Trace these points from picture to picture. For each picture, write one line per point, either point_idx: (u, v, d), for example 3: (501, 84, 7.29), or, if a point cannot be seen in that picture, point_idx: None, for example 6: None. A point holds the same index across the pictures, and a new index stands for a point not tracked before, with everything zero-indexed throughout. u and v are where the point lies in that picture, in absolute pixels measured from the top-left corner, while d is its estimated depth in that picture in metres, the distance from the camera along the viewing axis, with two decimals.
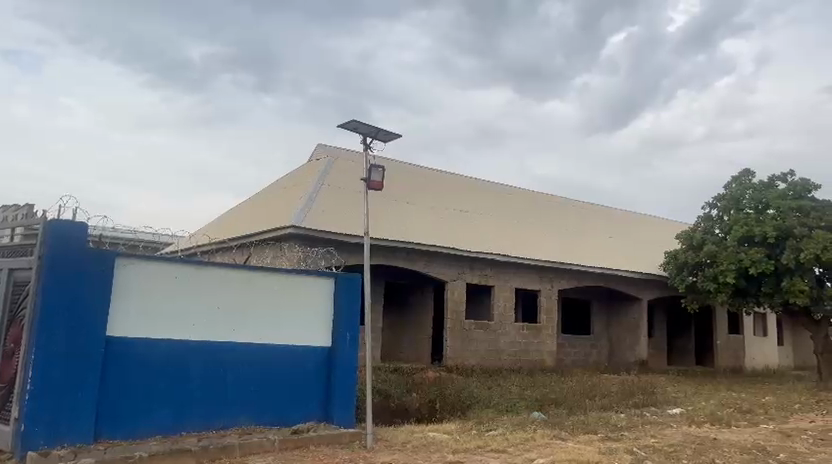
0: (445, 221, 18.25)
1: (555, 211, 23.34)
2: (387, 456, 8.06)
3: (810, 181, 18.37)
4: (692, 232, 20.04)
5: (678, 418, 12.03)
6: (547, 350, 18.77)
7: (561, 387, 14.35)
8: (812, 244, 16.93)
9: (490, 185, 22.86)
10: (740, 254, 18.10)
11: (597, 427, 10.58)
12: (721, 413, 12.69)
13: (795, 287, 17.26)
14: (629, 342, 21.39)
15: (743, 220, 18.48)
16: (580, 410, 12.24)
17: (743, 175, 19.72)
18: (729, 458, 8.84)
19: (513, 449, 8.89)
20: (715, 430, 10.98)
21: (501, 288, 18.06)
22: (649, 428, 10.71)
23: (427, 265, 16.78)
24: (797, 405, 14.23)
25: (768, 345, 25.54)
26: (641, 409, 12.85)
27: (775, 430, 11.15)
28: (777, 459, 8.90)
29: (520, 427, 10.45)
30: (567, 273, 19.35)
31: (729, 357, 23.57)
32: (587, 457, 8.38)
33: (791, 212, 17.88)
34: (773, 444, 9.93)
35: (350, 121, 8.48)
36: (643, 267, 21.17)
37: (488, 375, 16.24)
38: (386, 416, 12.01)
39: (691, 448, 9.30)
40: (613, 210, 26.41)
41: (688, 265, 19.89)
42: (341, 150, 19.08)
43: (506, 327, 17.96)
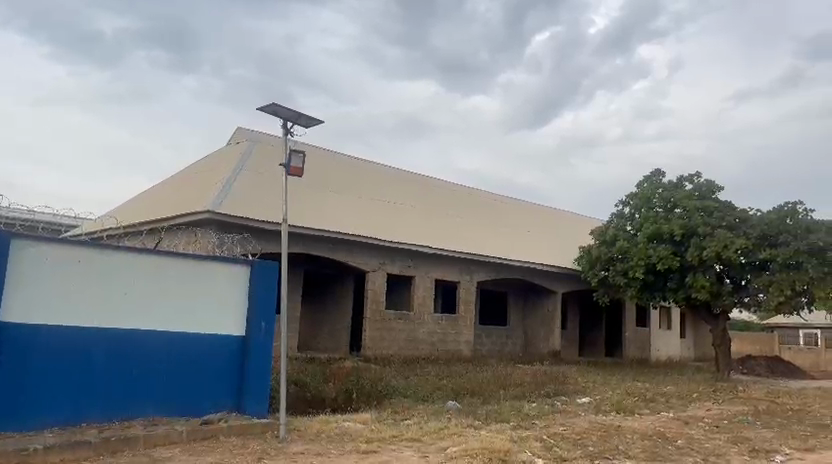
0: (367, 211, 18.18)
1: (476, 204, 23.75)
2: (300, 446, 7.96)
3: (715, 183, 19.44)
4: (606, 229, 20.83)
5: (586, 407, 12.48)
6: (465, 340, 19.05)
7: (476, 377, 14.61)
8: (713, 242, 17.89)
9: (412, 176, 22.96)
10: (649, 250, 18.95)
11: (509, 416, 10.85)
12: (626, 402, 13.28)
13: (698, 282, 18.21)
14: (543, 334, 22.04)
15: (653, 218, 19.36)
16: (494, 399, 12.52)
17: (654, 175, 20.66)
18: (631, 444, 9.24)
19: (426, 438, 8.97)
20: (620, 418, 11.47)
21: (421, 279, 18.18)
22: (558, 417, 11.05)
23: (347, 255, 16.66)
24: (695, 394, 15.09)
25: (672, 337, 26.91)
26: (552, 398, 13.26)
27: (675, 418, 11.76)
28: (675, 445, 9.37)
29: (435, 416, 10.55)
30: (486, 265, 19.70)
31: (636, 349, 24.69)
32: (498, 445, 8.55)
33: (697, 212, 18.88)
34: (672, 431, 10.47)
35: (270, 105, 8.29)
36: (558, 261, 21.83)
37: (405, 365, 16.35)
38: (301, 406, 11.89)
39: (597, 435, 9.67)
40: (532, 205, 27.11)
41: (601, 260, 20.63)
42: (262, 135, 18.67)
43: (425, 317, 18.11)
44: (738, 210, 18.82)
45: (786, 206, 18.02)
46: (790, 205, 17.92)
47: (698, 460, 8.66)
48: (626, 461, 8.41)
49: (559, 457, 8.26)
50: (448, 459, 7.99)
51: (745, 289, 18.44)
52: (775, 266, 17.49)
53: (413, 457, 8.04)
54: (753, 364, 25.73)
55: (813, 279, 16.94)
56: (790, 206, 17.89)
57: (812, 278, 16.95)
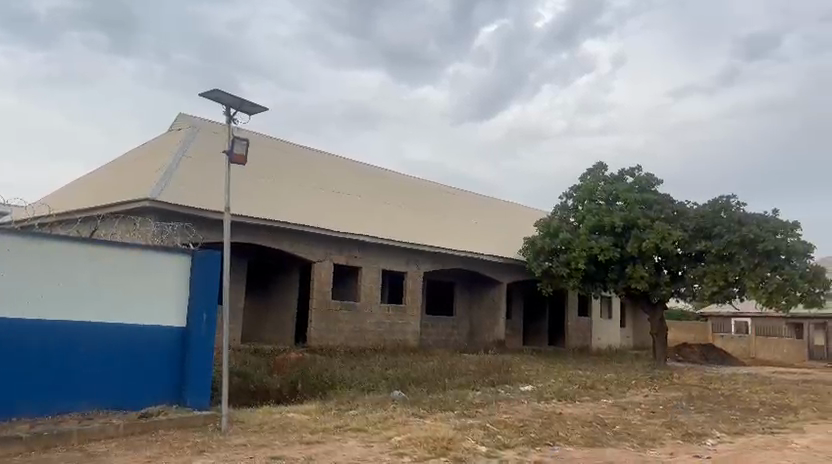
0: (313, 202, 18.03)
1: (423, 194, 23.83)
2: (242, 438, 7.85)
3: (654, 177, 20.02)
4: (549, 221, 21.17)
5: (529, 395, 12.72)
6: (411, 330, 19.12)
7: (422, 367, 14.70)
8: (652, 235, 18.47)
9: (358, 166, 22.87)
10: (591, 241, 19.37)
11: (454, 404, 10.95)
12: (567, 389, 13.59)
13: (637, 274, 18.80)
14: (488, 323, 22.34)
15: (596, 210, 19.81)
16: (439, 388, 12.62)
17: (597, 168, 21.14)
18: (571, 430, 9.47)
19: (371, 428, 8.99)
20: (561, 405, 11.74)
21: (368, 269, 18.14)
22: (502, 405, 11.25)
23: (293, 245, 16.48)
24: (634, 381, 15.57)
25: (612, 326, 27.66)
26: (496, 386, 13.46)
27: (613, 404, 12.12)
28: (613, 431, 9.66)
29: (380, 406, 10.56)
30: (432, 256, 19.79)
31: (578, 337, 25.30)
32: (442, 434, 8.63)
33: (636, 205, 19.42)
34: (611, 417, 10.79)
35: (212, 91, 8.10)
36: (504, 252, 22.14)
37: (351, 355, 16.30)
38: (245, 397, 11.73)
39: (539, 422, 9.86)
40: (478, 196, 27.38)
41: (545, 251, 21.01)
42: (204, 121, 18.23)
43: (371, 307, 18.10)
44: (675, 204, 19.59)
45: (720, 200, 18.67)
46: (723, 199, 18.61)
47: (635, 444, 8.95)
48: (566, 447, 8.61)
49: (502, 444, 8.40)
50: (392, 448, 8.03)
51: (681, 280, 19.11)
52: (710, 258, 18.25)
53: (358, 446, 8.04)
54: (689, 351, 26.70)
55: (744, 270, 17.53)
56: (724, 200, 18.59)
57: (743, 268, 17.55)
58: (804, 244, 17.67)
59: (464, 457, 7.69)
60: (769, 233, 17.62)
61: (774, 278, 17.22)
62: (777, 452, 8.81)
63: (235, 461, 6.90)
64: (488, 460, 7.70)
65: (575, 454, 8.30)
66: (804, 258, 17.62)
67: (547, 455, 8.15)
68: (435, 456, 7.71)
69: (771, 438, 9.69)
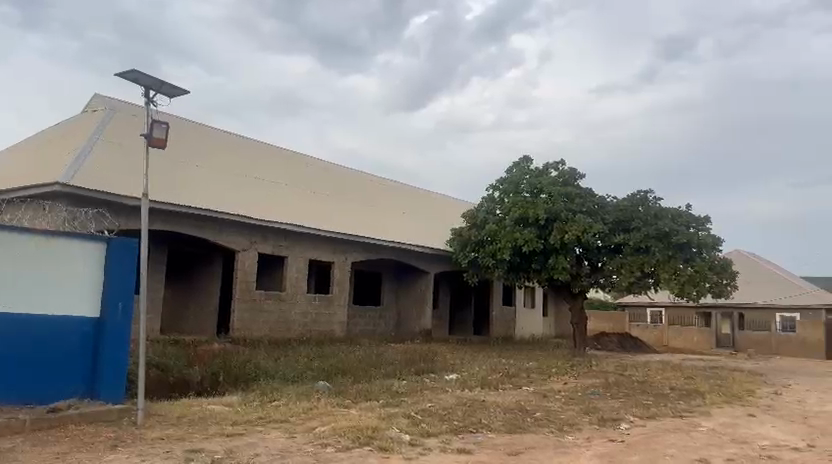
0: (238, 189, 17.64)
1: (350, 184, 23.72)
2: (160, 431, 7.62)
3: (577, 171, 20.62)
4: (476, 213, 21.58)
5: (454, 383, 12.91)
6: (338, 320, 19.01)
7: (348, 357, 14.65)
8: (574, 227, 19.00)
9: (284, 153, 22.54)
10: (516, 233, 19.78)
11: (379, 394, 10.97)
12: (490, 378, 13.85)
13: (560, 265, 19.36)
14: (415, 313, 22.49)
15: (521, 202, 20.20)
16: (365, 378, 12.60)
17: (523, 161, 21.59)
18: (494, 418, 9.67)
19: (295, 419, 8.89)
20: (484, 393, 11.97)
21: (294, 259, 17.89)
22: (426, 394, 11.35)
23: (216, 234, 16.06)
24: (555, 369, 16.05)
25: (535, 315, 28.39)
26: (421, 375, 13.59)
27: (534, 391, 12.46)
28: (534, 418, 9.91)
29: (304, 397, 10.46)
30: (360, 245, 19.69)
31: (502, 327, 25.85)
32: (366, 423, 8.65)
33: (560, 198, 19.95)
34: (532, 404, 11.07)
35: (130, 71, 7.76)
36: (431, 242, 22.32)
37: (276, 346, 16.08)
38: (163, 391, 11.36)
39: (462, 410, 10.00)
40: (405, 187, 27.51)
41: (472, 242, 21.32)
42: (122, 103, 17.47)
43: (297, 297, 17.89)
44: (596, 197, 20.26)
45: (638, 194, 19.48)
46: (641, 194, 19.46)
47: (554, 430, 9.24)
48: (489, 434, 8.79)
49: (425, 433, 8.48)
50: (316, 439, 7.98)
51: (601, 271, 19.82)
52: (628, 250, 18.91)
53: (281, 438, 7.94)
54: (607, 340, 27.73)
55: (659, 261, 18.31)
56: (642, 195, 19.45)
57: (658, 260, 18.32)
58: (714, 237, 18.76)
59: (388, 445, 7.74)
60: (682, 227, 18.62)
61: (687, 269, 18.18)
62: (684, 434, 9.30)
63: (152, 455, 6.68)
64: (412, 448, 7.78)
65: (497, 440, 8.48)
66: (714, 250, 18.69)
67: (470, 442, 8.29)
68: (358, 446, 7.73)
69: (680, 422, 10.21)
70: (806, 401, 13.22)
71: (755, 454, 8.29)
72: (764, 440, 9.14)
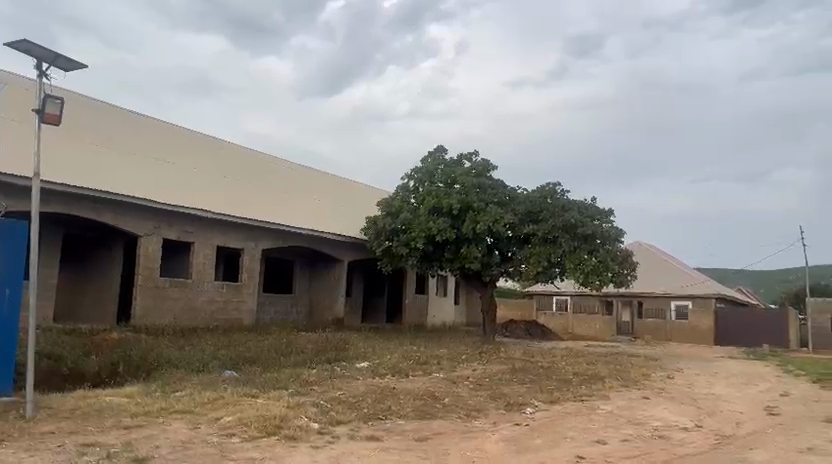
0: (141, 172, 16.88)
1: (262, 169, 23.23)
2: (50, 425, 7.18)
3: (490, 163, 21.01)
4: (391, 201, 21.64)
5: (365, 371, 12.90)
6: (247, 309, 18.56)
7: (256, 345, 14.37)
8: (486, 217, 19.40)
9: (191, 135, 21.72)
10: (429, 222, 19.96)
11: (288, 383, 10.81)
12: (401, 365, 13.93)
13: (471, 254, 19.72)
14: (328, 301, 22.30)
15: (435, 192, 20.40)
16: (274, 367, 12.38)
17: (437, 151, 21.78)
18: (403, 405, 9.74)
19: (200, 409, 8.61)
20: (394, 380, 12.04)
21: (201, 245, 17.31)
22: (336, 382, 11.27)
23: (117, 218, 15.30)
24: (464, 356, 16.34)
25: (446, 303, 28.81)
26: (332, 363, 13.49)
27: (444, 378, 12.64)
28: (443, 404, 10.06)
29: (209, 387, 10.14)
30: (271, 232, 19.27)
31: (414, 315, 26.07)
32: (274, 413, 8.50)
33: (472, 189, 20.29)
34: (441, 390, 11.25)
35: (20, 42, 7.22)
36: (345, 230, 22.16)
37: (180, 335, 15.52)
38: (55, 382, 10.72)
39: (372, 398, 10.01)
40: (319, 174, 27.21)
41: (385, 231, 21.32)
42: (12, 76, 16.28)
43: (203, 285, 17.33)
44: (508, 188, 20.72)
45: (547, 186, 20.10)
46: (550, 186, 20.07)
47: (462, 416, 9.42)
48: (398, 421, 8.84)
49: (334, 421, 8.43)
50: (220, 429, 7.77)
51: (510, 261, 20.32)
52: (536, 240, 19.47)
53: (183, 429, 7.68)
54: (515, 327, 28.56)
55: (565, 252, 18.96)
56: (551, 187, 20.06)
57: (564, 251, 18.96)
58: (616, 229, 19.60)
59: (295, 434, 7.63)
60: (587, 219, 19.34)
61: (591, 259, 18.92)
62: (584, 417, 9.72)
63: (41, 450, 6.30)
64: (320, 437, 7.71)
65: (405, 427, 8.54)
66: (616, 242, 19.54)
67: (379, 429, 8.31)
68: (265, 436, 7.57)
69: (581, 405, 10.65)
70: (695, 384, 14.11)
71: (649, 435, 8.77)
72: (657, 421, 9.68)
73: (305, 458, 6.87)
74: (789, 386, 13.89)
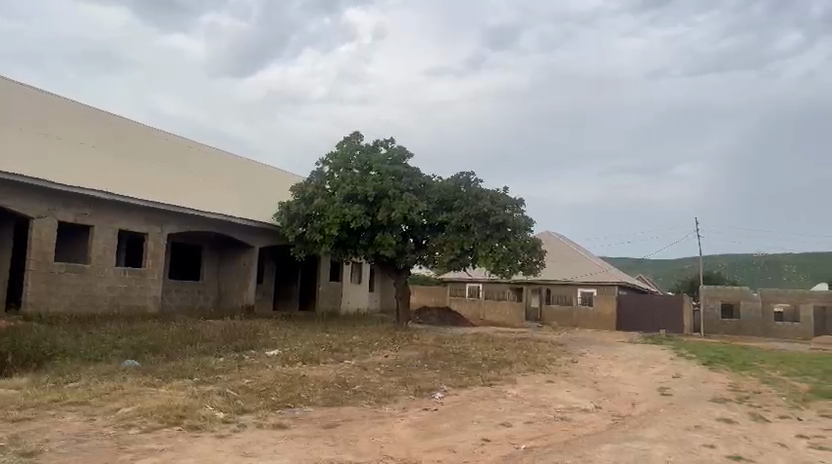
0: (36, 149, 15.87)
1: (169, 150, 22.33)
2: None
3: (406, 150, 21.07)
4: (306, 187, 21.35)
5: (274, 359, 12.67)
6: (151, 295, 17.86)
7: (160, 334, 13.85)
8: (401, 205, 19.47)
9: (90, 111, 20.58)
10: (344, 209, 19.84)
11: (192, 371, 10.49)
12: (313, 352, 13.78)
13: (386, 241, 19.69)
14: (238, 287, 21.78)
15: (350, 179, 20.27)
16: (178, 356, 11.95)
17: (354, 137, 21.63)
18: (313, 392, 9.66)
19: (96, 400, 8.21)
20: (304, 368, 11.90)
21: (101, 229, 16.47)
22: (244, 370, 11.02)
23: (6, 198, 14.32)
24: (376, 342, 16.36)
25: (361, 291, 28.78)
26: (241, 352, 13.19)
27: (355, 365, 12.63)
28: (354, 390, 10.05)
29: (107, 377, 9.69)
30: (178, 217, 18.57)
31: (328, 302, 25.89)
32: (176, 402, 8.22)
33: (388, 176, 20.29)
34: (352, 377, 11.24)
35: None
36: (257, 215, 21.65)
37: (77, 323, 14.73)
38: None
39: (280, 386, 9.87)
40: (230, 158, 26.45)
41: (299, 216, 21.01)
42: None
43: (103, 270, 16.55)
44: (423, 176, 20.86)
45: (462, 175, 20.39)
46: (464, 175, 20.35)
47: (372, 402, 9.44)
48: (306, 408, 8.77)
49: (241, 409, 8.26)
50: (118, 421, 7.44)
51: (425, 249, 20.46)
52: (450, 228, 19.72)
53: (77, 421, 7.30)
54: (428, 314, 28.91)
55: (478, 240, 19.26)
56: (465, 176, 20.35)
57: (477, 239, 19.27)
58: (526, 219, 20.13)
59: (198, 424, 7.42)
60: (499, 209, 19.76)
61: (502, 248, 19.33)
62: (491, 401, 9.96)
63: None
64: (225, 426, 7.53)
65: (314, 414, 8.48)
66: (526, 231, 20.09)
67: (286, 417, 8.20)
68: (166, 426, 7.32)
69: (488, 389, 10.92)
70: (596, 367, 14.76)
71: (551, 417, 9.09)
72: (559, 403, 10.06)
73: (208, 448, 6.69)
74: (681, 369, 14.77)
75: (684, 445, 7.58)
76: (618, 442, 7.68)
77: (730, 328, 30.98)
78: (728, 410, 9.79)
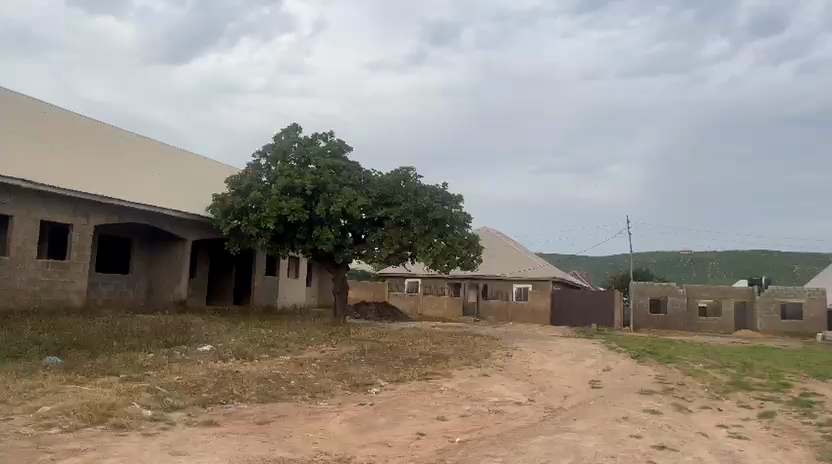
0: None
1: (97, 139, 21.46)
2: None
3: (345, 143, 20.93)
4: (241, 179, 20.91)
5: (207, 355, 12.36)
6: (76, 289, 17.11)
7: (85, 329, 13.28)
8: (340, 199, 19.31)
9: (10, 96, 19.55)
10: (281, 202, 19.51)
11: (119, 368, 10.11)
12: (247, 348, 13.52)
13: (324, 236, 19.47)
14: (169, 282, 21.12)
15: (288, 171, 19.98)
16: (104, 352, 11.48)
17: (292, 129, 21.33)
18: (246, 388, 9.47)
19: (14, 399, 7.80)
20: (238, 364, 11.65)
21: (22, 220, 15.70)
22: (174, 367, 10.70)
23: None
24: (313, 338, 16.19)
25: (298, 285, 28.43)
26: (171, 348, 12.80)
27: (291, 360, 12.45)
28: (289, 386, 9.90)
29: (26, 374, 9.22)
30: (107, 208, 17.87)
31: (263, 297, 25.46)
32: (101, 400, 7.90)
33: (327, 169, 20.10)
34: (287, 372, 11.08)
35: None
36: (191, 208, 21.07)
37: None
38: None
39: (213, 382, 9.63)
40: (162, 148, 25.62)
41: (235, 209, 20.55)
42: None
43: (24, 263, 15.80)
44: (362, 171, 20.76)
45: (402, 170, 20.41)
46: (404, 170, 20.36)
47: (307, 397, 9.33)
48: (239, 405, 8.59)
49: (169, 407, 8.00)
50: (37, 420, 7.08)
51: (363, 244, 20.35)
52: (389, 223, 19.69)
53: None
54: (366, 309, 28.84)
55: (416, 235, 19.31)
56: (405, 171, 20.37)
57: (416, 234, 19.32)
58: (464, 215, 20.29)
59: (124, 422, 7.15)
60: (438, 204, 19.86)
61: (441, 243, 19.43)
62: (427, 395, 10.01)
63: None
64: (153, 424, 7.28)
65: (247, 411, 8.30)
66: (464, 226, 20.28)
67: (217, 414, 8.00)
68: (89, 425, 7.02)
69: (425, 383, 10.97)
70: (531, 361, 15.07)
71: (486, 410, 9.21)
72: (494, 397, 10.20)
73: (135, 447, 6.44)
74: (612, 362, 15.23)
75: (613, 436, 7.81)
76: (549, 434, 7.84)
77: (657, 323, 32.16)
78: (654, 401, 10.16)
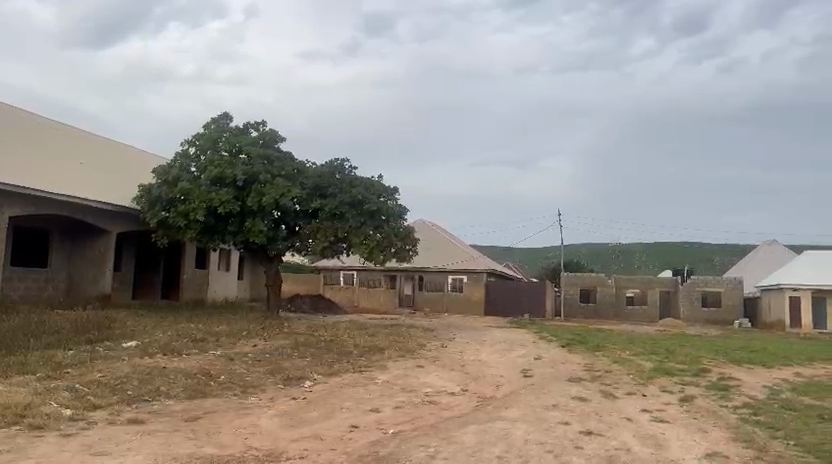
0: None
1: (13, 126, 20.32)
2: None
3: (278, 133, 20.57)
4: (169, 169, 20.24)
5: (132, 351, 11.93)
6: None
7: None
8: (273, 191, 18.98)
9: None
10: (211, 193, 19.04)
11: (37, 366, 9.60)
12: (174, 343, 13.11)
13: (256, 228, 19.07)
14: (92, 275, 20.26)
15: (218, 161, 19.48)
16: (20, 350, 10.91)
17: (222, 118, 20.79)
18: (173, 384, 9.17)
19: None
20: (164, 360, 11.28)
21: None
22: (97, 364, 10.26)
23: None
24: (245, 332, 15.86)
25: (229, 279, 27.79)
26: (94, 344, 12.28)
27: (221, 355, 12.16)
28: (218, 382, 9.66)
29: None
30: (23, 199, 16.97)
31: (192, 290, 24.76)
32: (15, 400, 7.49)
33: (259, 160, 19.70)
34: (217, 368, 10.80)
35: None
36: (116, 199, 20.25)
37: None
38: None
39: (138, 379, 9.30)
40: (85, 136, 24.51)
41: (162, 200, 19.88)
42: None
43: None
44: (295, 162, 20.46)
45: (336, 162, 20.21)
46: (338, 161, 20.17)
47: (237, 393, 9.13)
48: (165, 402, 8.31)
49: (91, 406, 7.67)
50: None
51: (297, 236, 20.03)
52: (323, 215, 19.47)
53: None
54: (300, 302, 28.50)
55: (351, 228, 19.15)
56: (340, 162, 20.20)
57: (350, 226, 19.17)
58: (399, 207, 20.26)
59: (41, 423, 6.79)
60: (373, 196, 19.75)
61: (376, 235, 19.32)
62: (361, 387, 9.96)
63: None
64: (73, 424, 6.96)
65: (174, 408, 8.05)
66: (400, 218, 20.24)
67: (143, 412, 7.72)
68: (2, 427, 6.64)
69: (359, 376, 10.91)
70: (464, 351, 15.25)
71: (419, 401, 9.23)
72: (427, 388, 10.24)
73: (52, 448, 6.14)
74: (542, 351, 15.57)
75: (542, 423, 7.98)
76: (482, 423, 7.93)
77: (586, 312, 33.13)
78: (582, 388, 10.45)
